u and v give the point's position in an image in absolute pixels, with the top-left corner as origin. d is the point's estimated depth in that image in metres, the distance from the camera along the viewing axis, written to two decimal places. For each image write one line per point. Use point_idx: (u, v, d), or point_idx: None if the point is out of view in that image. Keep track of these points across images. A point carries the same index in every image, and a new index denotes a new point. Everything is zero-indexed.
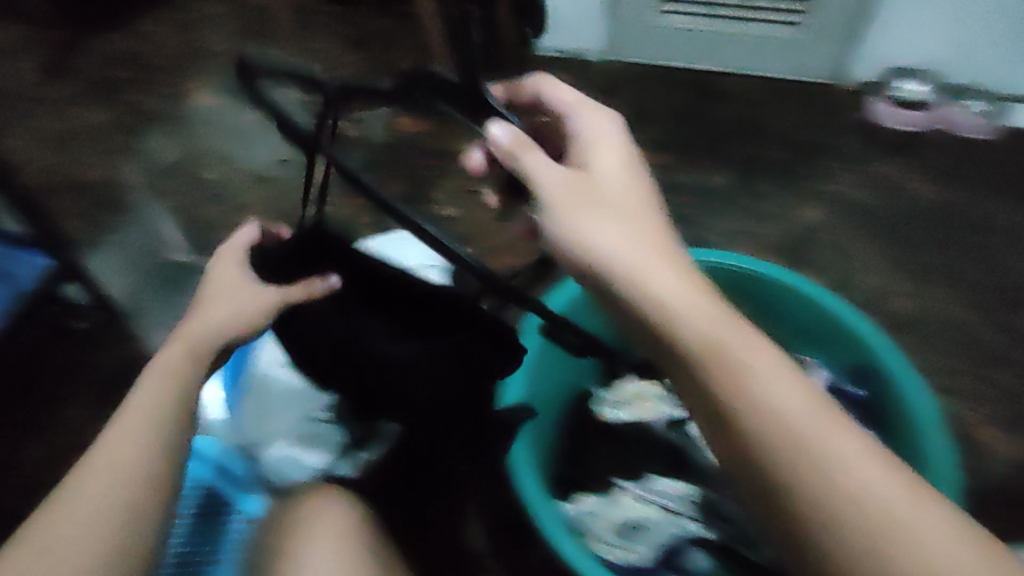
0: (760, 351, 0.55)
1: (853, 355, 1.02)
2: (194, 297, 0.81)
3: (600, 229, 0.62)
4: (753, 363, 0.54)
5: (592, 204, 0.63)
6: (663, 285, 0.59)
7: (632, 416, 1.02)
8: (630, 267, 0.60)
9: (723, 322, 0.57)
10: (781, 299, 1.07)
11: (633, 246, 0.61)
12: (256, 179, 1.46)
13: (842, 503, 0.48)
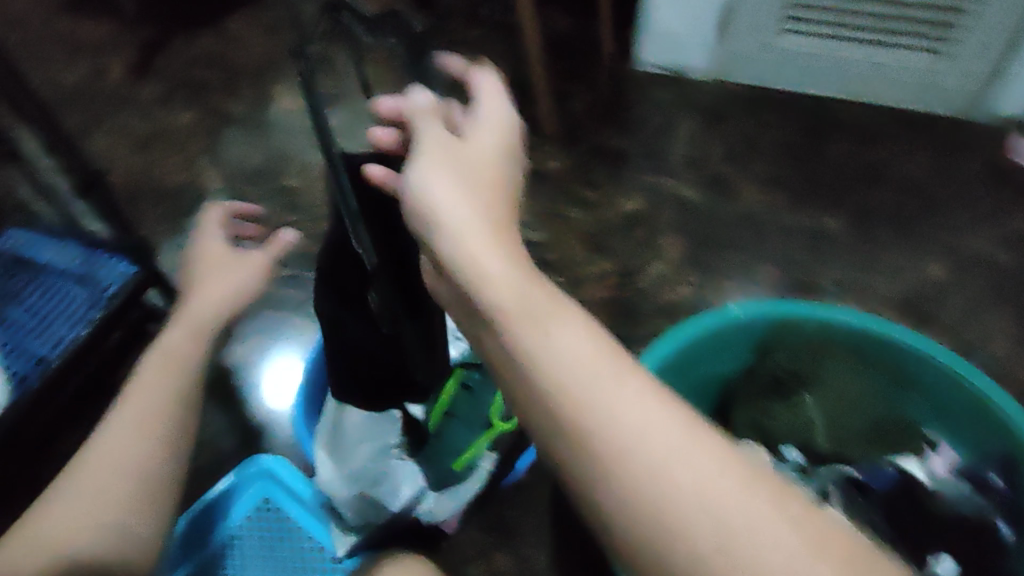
0: (628, 392, 0.42)
1: (999, 445, 0.79)
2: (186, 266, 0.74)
3: (462, 210, 0.50)
4: (627, 416, 0.41)
5: (466, 183, 0.51)
6: (531, 307, 0.45)
7: None
8: (495, 278, 0.47)
9: (589, 349, 0.44)
10: (912, 369, 0.85)
11: (494, 240, 0.49)
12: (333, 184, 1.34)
13: (681, 517, 0.39)
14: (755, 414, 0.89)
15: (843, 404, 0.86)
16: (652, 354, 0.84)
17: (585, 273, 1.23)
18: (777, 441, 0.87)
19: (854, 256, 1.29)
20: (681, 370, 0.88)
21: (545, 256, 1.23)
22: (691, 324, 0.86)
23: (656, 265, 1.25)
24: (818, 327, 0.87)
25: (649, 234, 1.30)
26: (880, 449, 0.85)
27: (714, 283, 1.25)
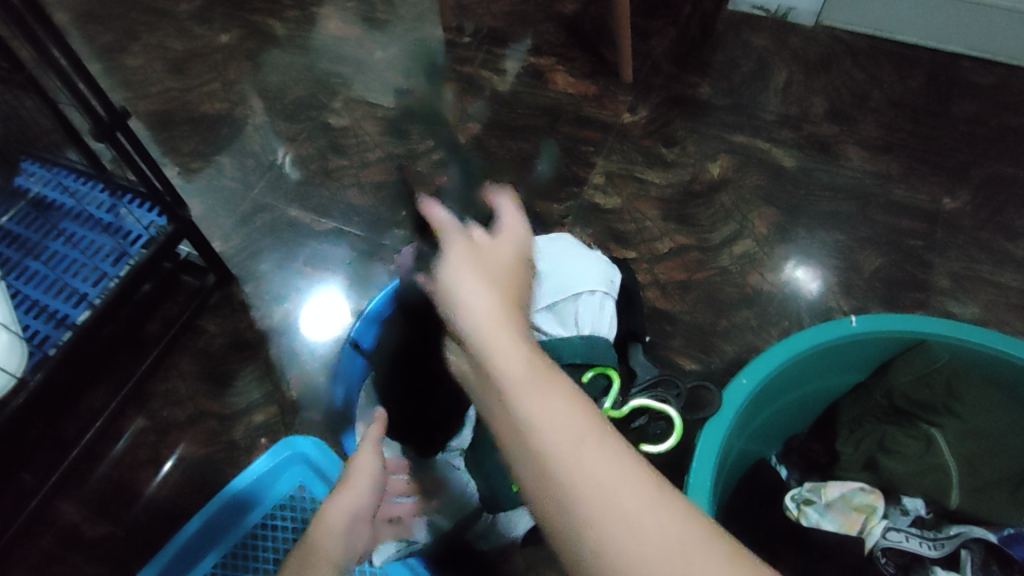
0: (569, 416, 0.40)
1: None
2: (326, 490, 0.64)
3: (471, 294, 0.47)
4: (561, 443, 0.39)
5: (482, 272, 0.49)
6: (508, 355, 0.44)
7: (841, 525, 0.71)
8: (486, 340, 0.45)
9: (554, 396, 0.41)
10: None
11: (500, 312, 0.46)
12: (382, 125, 1.16)
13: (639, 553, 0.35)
14: (867, 448, 0.76)
15: (982, 443, 0.71)
16: (753, 374, 0.70)
17: (661, 248, 1.05)
18: (891, 486, 0.73)
19: (974, 243, 1.06)
20: (781, 388, 0.76)
21: (618, 226, 1.06)
22: (802, 337, 0.72)
23: (748, 243, 1.06)
24: (954, 351, 0.73)
25: (737, 204, 1.09)
26: (1019, 505, 0.70)
27: (810, 268, 1.04)
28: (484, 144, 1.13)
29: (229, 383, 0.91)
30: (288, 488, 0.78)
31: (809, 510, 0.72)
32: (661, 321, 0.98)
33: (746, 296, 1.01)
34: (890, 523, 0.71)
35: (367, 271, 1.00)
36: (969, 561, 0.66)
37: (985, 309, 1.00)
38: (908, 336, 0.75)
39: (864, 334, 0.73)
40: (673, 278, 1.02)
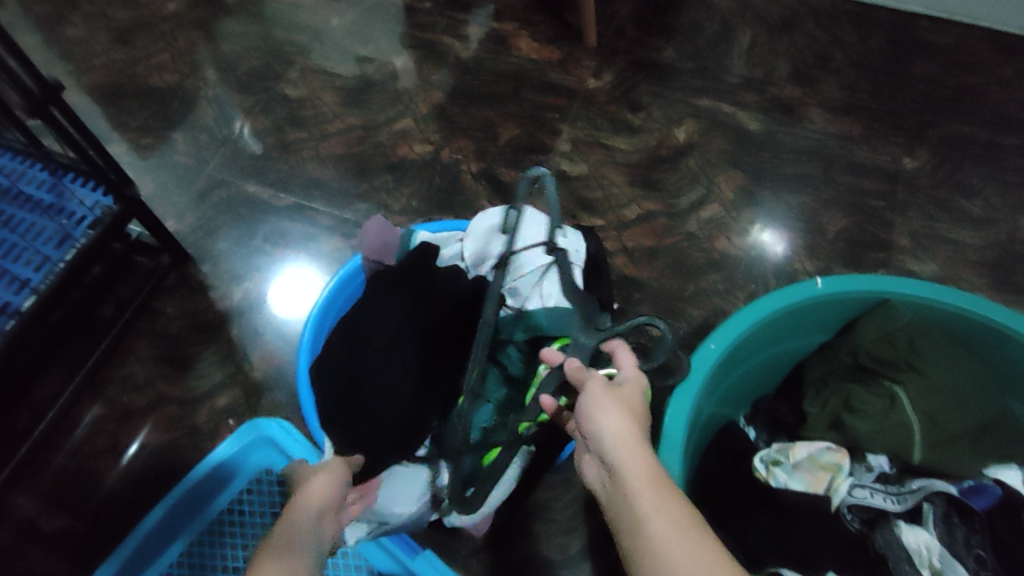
0: (682, 518, 0.41)
1: None
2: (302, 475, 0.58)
3: (612, 421, 0.48)
4: (677, 535, 0.40)
5: (621, 403, 0.50)
6: (640, 464, 0.45)
7: (808, 484, 0.72)
8: (620, 446, 0.46)
9: (693, 531, 0.40)
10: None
11: (643, 446, 0.47)
12: (340, 95, 1.12)
13: None
14: (833, 407, 0.77)
15: (945, 400, 0.72)
16: (721, 339, 0.70)
17: (628, 214, 1.04)
18: (857, 444, 0.74)
19: (932, 201, 1.08)
20: (748, 351, 0.76)
21: (585, 194, 1.05)
22: (768, 300, 0.72)
23: (713, 207, 1.05)
24: (914, 310, 0.74)
25: (703, 167, 1.09)
26: (977, 455, 0.73)
27: (776, 232, 1.04)
28: (447, 113, 1.10)
29: (188, 367, 0.89)
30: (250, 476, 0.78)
31: (776, 471, 0.73)
32: (629, 288, 0.98)
33: (710, 260, 1.01)
34: (856, 480, 0.72)
35: (329, 245, 0.98)
36: (931, 517, 0.68)
37: (944, 267, 1.02)
38: (873, 297, 0.75)
39: (830, 295, 0.73)
40: (641, 244, 1.02)
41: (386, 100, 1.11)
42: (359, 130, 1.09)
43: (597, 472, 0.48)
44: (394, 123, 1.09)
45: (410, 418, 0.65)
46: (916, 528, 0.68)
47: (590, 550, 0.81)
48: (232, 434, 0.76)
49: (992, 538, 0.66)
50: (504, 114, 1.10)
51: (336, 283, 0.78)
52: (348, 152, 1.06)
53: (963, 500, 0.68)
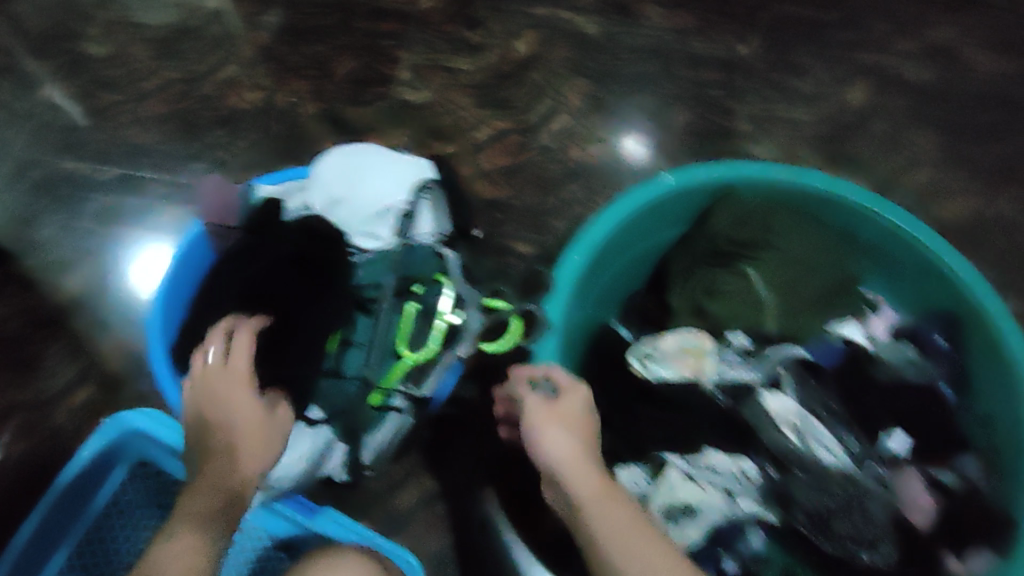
0: (623, 519, 0.58)
1: (943, 300, 0.75)
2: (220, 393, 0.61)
3: (557, 447, 0.63)
4: (623, 534, 0.57)
5: (562, 425, 0.64)
6: (587, 479, 0.60)
7: (678, 372, 0.75)
8: (571, 470, 0.61)
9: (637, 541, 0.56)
10: (857, 227, 0.78)
11: (584, 461, 0.62)
12: (153, 47, 1.02)
13: None
14: (693, 296, 0.78)
15: (795, 270, 0.77)
16: (582, 250, 0.71)
17: (480, 136, 1.03)
18: (718, 325, 0.77)
19: (768, 84, 1.12)
20: (609, 255, 0.78)
21: (434, 120, 1.03)
22: (623, 202, 0.73)
23: (560, 118, 1.06)
24: (760, 192, 0.78)
25: (549, 79, 1.08)
26: (821, 316, 0.78)
27: (627, 136, 1.06)
28: (275, 53, 1.03)
29: (38, 367, 0.82)
30: (129, 468, 0.75)
31: (651, 364, 0.76)
32: (491, 212, 0.98)
33: (567, 172, 1.02)
34: (722, 358, 0.76)
35: (168, 214, 0.92)
36: (789, 380, 0.75)
37: (782, 146, 1.08)
38: (719, 184, 0.77)
39: (683, 188, 0.76)
40: (498, 165, 1.02)
41: (206, 48, 1.02)
42: (180, 84, 1.00)
43: (552, 484, 0.63)
44: (218, 72, 1.01)
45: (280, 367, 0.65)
46: (774, 394, 0.74)
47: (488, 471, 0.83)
48: (92, 437, 0.72)
49: (838, 390, 0.75)
50: (336, 46, 1.04)
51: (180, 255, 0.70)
52: (172, 110, 0.98)
53: (812, 359, 0.76)
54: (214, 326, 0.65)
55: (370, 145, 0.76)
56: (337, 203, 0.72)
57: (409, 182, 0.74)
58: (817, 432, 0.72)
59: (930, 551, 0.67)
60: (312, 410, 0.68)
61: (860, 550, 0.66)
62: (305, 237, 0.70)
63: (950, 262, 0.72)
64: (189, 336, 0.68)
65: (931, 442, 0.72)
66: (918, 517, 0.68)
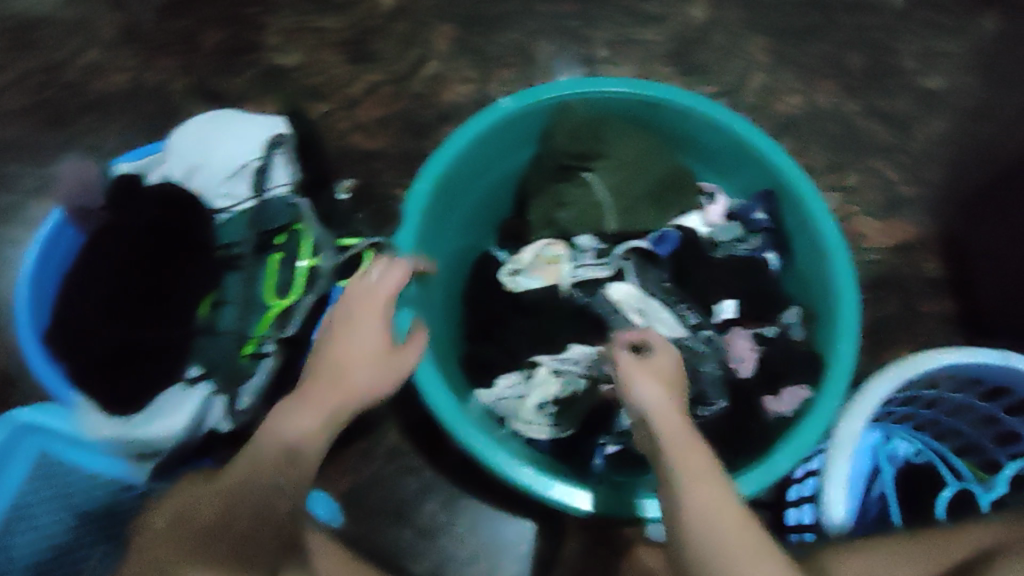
0: (701, 462, 0.56)
1: (762, 179, 0.90)
2: (354, 323, 0.72)
3: (648, 391, 0.64)
4: (698, 472, 0.56)
5: (652, 376, 0.66)
6: (672, 422, 0.61)
7: (541, 281, 0.87)
8: (660, 411, 0.62)
9: (705, 470, 0.56)
10: (681, 125, 0.91)
11: (674, 413, 0.62)
12: (9, 37, 1.05)
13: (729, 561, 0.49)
14: (544, 208, 0.90)
15: (626, 171, 0.89)
16: (428, 178, 0.84)
17: (353, 91, 1.09)
18: (566, 231, 0.89)
19: (620, 9, 1.16)
20: (461, 182, 0.90)
21: (305, 82, 1.09)
22: (465, 129, 0.85)
23: (420, 65, 1.12)
24: (588, 105, 0.89)
25: (414, 29, 1.13)
26: (655, 210, 0.90)
27: (491, 73, 1.12)
28: (138, 33, 1.07)
29: None
30: (24, 471, 0.86)
31: (519, 277, 0.88)
32: (363, 160, 1.06)
33: (433, 117, 1.09)
34: (575, 261, 0.87)
35: (37, 209, 1.00)
36: (630, 270, 0.85)
37: (639, 67, 1.14)
38: (554, 102, 0.88)
39: (521, 108, 0.87)
40: (373, 115, 1.08)
41: (64, 35, 1.06)
42: (40, 73, 1.04)
43: (642, 429, 0.64)
44: (79, 57, 1.05)
45: (156, 315, 0.80)
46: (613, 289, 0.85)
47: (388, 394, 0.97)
48: None
49: (670, 274, 0.86)
50: (199, 19, 1.09)
51: (38, 253, 0.85)
52: (38, 100, 1.03)
53: (650, 249, 0.87)
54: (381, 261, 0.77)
55: (222, 114, 0.90)
56: (197, 172, 0.87)
57: (260, 139, 0.88)
58: (655, 311, 0.83)
59: (752, 399, 0.81)
60: (190, 369, 0.82)
61: (695, 406, 0.79)
62: (167, 207, 0.84)
63: (756, 141, 0.86)
64: (65, 309, 0.81)
65: (755, 305, 0.84)
66: (743, 370, 0.82)
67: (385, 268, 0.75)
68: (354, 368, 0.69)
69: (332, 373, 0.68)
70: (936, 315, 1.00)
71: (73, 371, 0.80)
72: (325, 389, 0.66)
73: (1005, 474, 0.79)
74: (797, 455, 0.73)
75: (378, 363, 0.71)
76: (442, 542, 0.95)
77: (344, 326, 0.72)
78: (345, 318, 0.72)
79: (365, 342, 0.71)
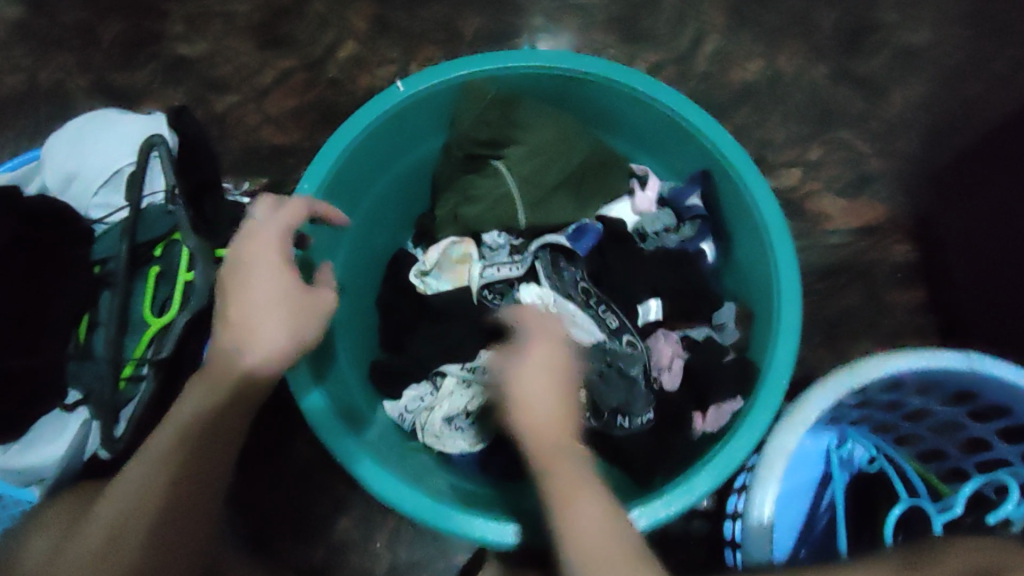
0: (574, 495, 0.54)
1: (697, 160, 0.79)
2: (250, 266, 0.66)
3: (517, 400, 0.59)
4: (570, 506, 0.53)
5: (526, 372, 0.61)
6: (543, 440, 0.57)
7: (453, 284, 0.79)
8: (532, 424, 0.58)
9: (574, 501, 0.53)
10: (606, 101, 0.81)
11: (548, 427, 0.58)
12: None
13: None
14: (452, 203, 0.81)
15: (541, 156, 0.79)
16: (313, 177, 0.75)
17: (264, 80, 1.00)
18: (473, 228, 0.81)
19: None
20: (360, 176, 0.82)
21: (210, 73, 0.99)
22: (356, 118, 0.77)
23: (333, 48, 1.00)
24: (495, 83, 0.80)
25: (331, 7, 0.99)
26: (577, 199, 0.81)
27: (415, 52, 1.01)
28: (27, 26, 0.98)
29: None
30: None
31: (428, 280, 0.80)
32: (278, 157, 0.99)
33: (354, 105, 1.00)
34: (486, 260, 0.79)
35: None
36: (540, 270, 0.77)
37: (578, 36, 1.03)
38: (458, 82, 0.79)
39: (419, 92, 0.78)
40: (286, 106, 1.00)
41: None
42: None
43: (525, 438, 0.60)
44: None
45: (34, 337, 0.75)
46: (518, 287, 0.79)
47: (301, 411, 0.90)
48: None
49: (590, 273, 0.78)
50: (97, 9, 0.97)
51: None
52: None
53: (568, 246, 0.77)
54: (264, 203, 0.70)
55: (99, 115, 0.84)
56: (68, 180, 0.82)
57: (135, 141, 0.82)
58: (571, 313, 0.74)
59: (677, 409, 0.72)
60: (70, 394, 0.78)
61: (615, 416, 0.70)
62: (38, 219, 0.78)
63: (686, 115, 0.76)
64: None
65: (686, 304, 0.76)
66: (666, 379, 0.73)
67: (287, 225, 0.68)
68: (257, 322, 0.64)
69: (235, 332, 0.64)
70: (904, 306, 0.91)
71: None
72: (227, 352, 0.63)
73: (962, 494, 0.65)
74: (733, 459, 0.64)
75: (292, 304, 0.66)
76: (356, 561, 0.87)
77: (236, 270, 0.66)
78: (236, 263, 0.66)
79: (269, 286, 0.65)
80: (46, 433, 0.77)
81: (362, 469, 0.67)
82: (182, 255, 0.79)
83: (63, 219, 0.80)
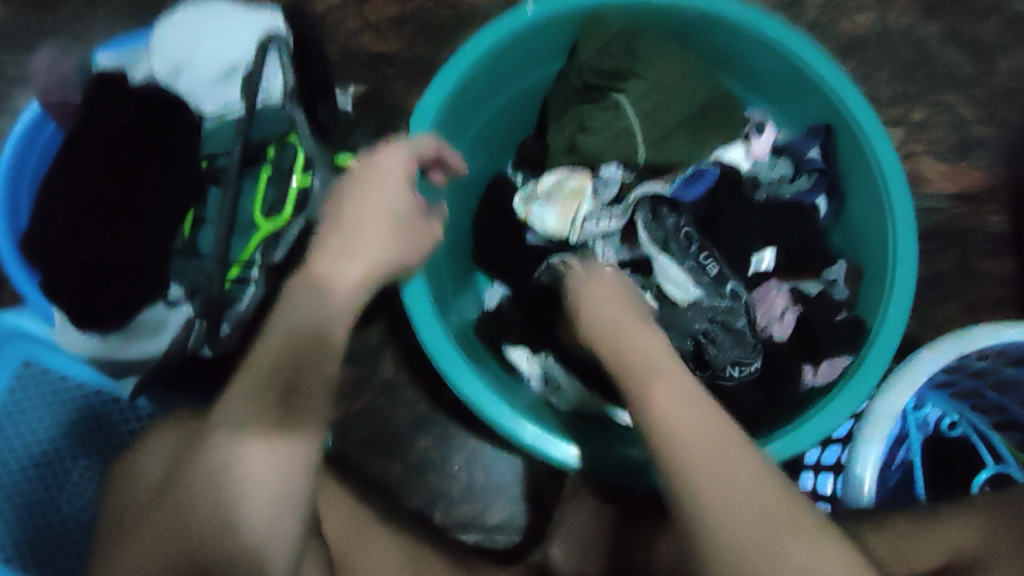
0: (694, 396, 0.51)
1: (821, 112, 0.78)
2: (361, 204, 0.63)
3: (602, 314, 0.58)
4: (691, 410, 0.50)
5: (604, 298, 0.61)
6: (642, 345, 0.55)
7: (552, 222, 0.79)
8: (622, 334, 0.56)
9: (691, 396, 0.51)
10: (732, 43, 0.79)
11: (644, 340, 0.56)
12: None
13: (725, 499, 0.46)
14: (569, 133, 0.80)
15: (662, 94, 0.78)
16: (435, 94, 0.74)
17: None
18: (591, 160, 0.79)
19: None
20: (474, 96, 0.80)
21: None
22: (483, 35, 0.74)
23: None
24: (622, 15, 0.78)
25: None
26: (692, 140, 0.81)
27: None
28: None
29: None
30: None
31: (533, 207, 0.80)
32: (371, 65, 0.94)
33: (453, 18, 0.96)
34: (592, 205, 0.79)
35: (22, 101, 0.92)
36: (641, 222, 0.77)
37: None
38: (585, 8, 0.77)
39: (546, 15, 0.75)
40: (384, 13, 0.95)
41: None
42: None
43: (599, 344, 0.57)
44: None
45: (144, 231, 0.75)
46: (609, 238, 0.80)
47: (388, 334, 0.91)
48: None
49: (694, 217, 0.78)
50: None
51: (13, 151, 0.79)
52: None
53: (673, 196, 0.78)
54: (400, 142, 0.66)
55: (205, 2, 0.82)
56: (179, 69, 0.80)
57: (252, 38, 0.80)
58: (676, 271, 0.75)
59: (783, 367, 0.74)
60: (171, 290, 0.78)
61: (728, 367, 0.72)
62: (153, 111, 0.77)
63: (816, 65, 0.74)
64: (43, 220, 0.75)
65: (798, 260, 0.76)
66: (776, 334, 0.75)
67: (412, 149, 0.66)
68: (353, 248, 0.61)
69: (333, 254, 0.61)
70: (991, 276, 0.92)
71: (52, 285, 0.74)
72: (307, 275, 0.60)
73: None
74: (838, 417, 0.66)
75: (400, 246, 0.64)
76: (432, 478, 0.90)
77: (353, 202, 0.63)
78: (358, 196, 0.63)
79: (376, 224, 0.63)
80: (150, 324, 0.78)
81: (470, 391, 0.68)
82: (297, 159, 0.79)
83: (175, 114, 0.78)
